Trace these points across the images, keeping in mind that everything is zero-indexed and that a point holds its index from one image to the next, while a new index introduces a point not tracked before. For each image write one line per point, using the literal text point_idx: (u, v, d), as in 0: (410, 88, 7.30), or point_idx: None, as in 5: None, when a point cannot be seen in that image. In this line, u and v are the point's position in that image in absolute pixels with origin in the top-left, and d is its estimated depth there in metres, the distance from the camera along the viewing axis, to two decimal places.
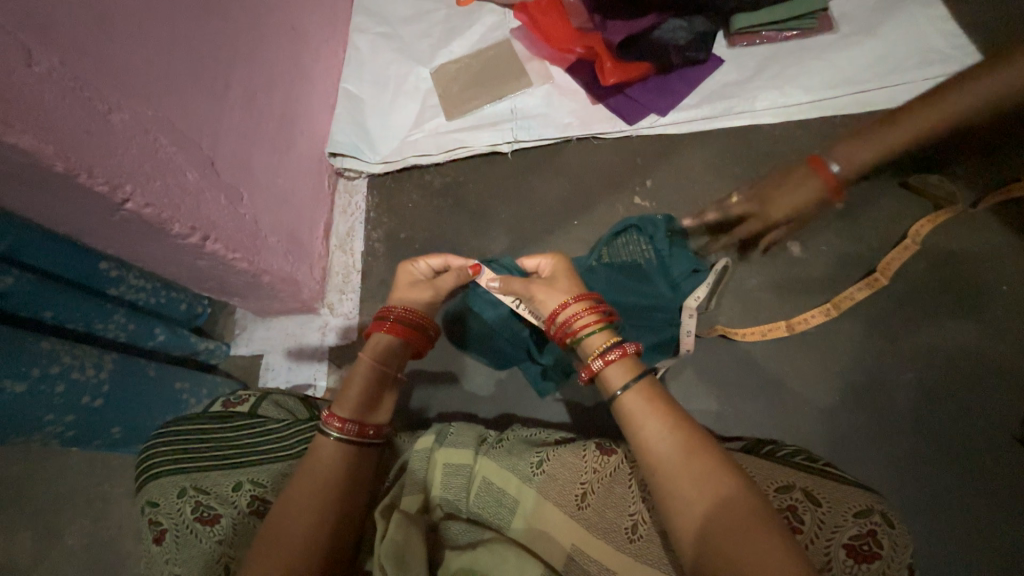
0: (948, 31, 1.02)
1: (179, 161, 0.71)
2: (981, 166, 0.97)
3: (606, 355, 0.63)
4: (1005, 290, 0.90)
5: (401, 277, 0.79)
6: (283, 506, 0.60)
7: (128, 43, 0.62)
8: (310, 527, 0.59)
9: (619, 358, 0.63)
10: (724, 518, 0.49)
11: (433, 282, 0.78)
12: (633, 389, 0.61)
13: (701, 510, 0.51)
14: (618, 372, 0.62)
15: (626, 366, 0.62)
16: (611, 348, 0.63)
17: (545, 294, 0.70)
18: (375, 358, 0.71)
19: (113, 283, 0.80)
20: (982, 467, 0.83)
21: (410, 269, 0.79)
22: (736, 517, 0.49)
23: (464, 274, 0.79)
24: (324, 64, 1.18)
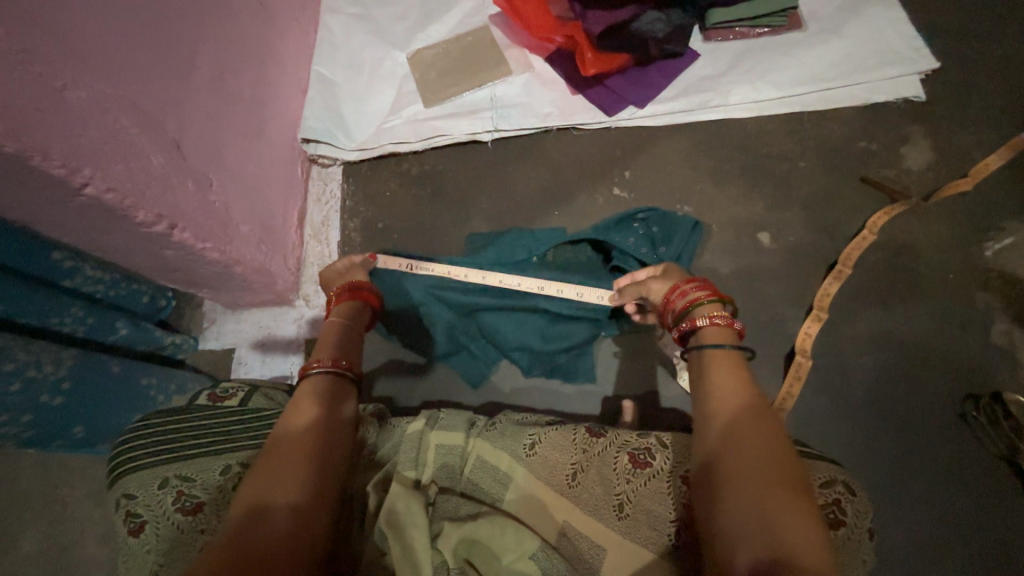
0: (906, 33, 1.07)
1: (143, 144, 0.67)
2: (932, 162, 1.03)
3: (715, 317, 0.70)
4: (952, 277, 0.97)
5: (329, 277, 0.91)
6: (277, 438, 0.62)
7: (82, 13, 0.57)
8: (293, 464, 0.59)
9: (723, 324, 0.69)
10: (767, 467, 0.51)
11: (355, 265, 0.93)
12: (725, 350, 0.66)
13: (754, 468, 0.51)
14: (718, 333, 0.68)
15: (726, 332, 0.69)
16: (719, 315, 0.70)
17: (661, 282, 0.81)
18: (334, 318, 0.82)
19: (69, 274, 0.75)
20: (928, 440, 0.90)
21: (332, 268, 0.93)
22: (778, 470, 0.51)
23: (369, 263, 0.95)
24: (294, 44, 1.13)
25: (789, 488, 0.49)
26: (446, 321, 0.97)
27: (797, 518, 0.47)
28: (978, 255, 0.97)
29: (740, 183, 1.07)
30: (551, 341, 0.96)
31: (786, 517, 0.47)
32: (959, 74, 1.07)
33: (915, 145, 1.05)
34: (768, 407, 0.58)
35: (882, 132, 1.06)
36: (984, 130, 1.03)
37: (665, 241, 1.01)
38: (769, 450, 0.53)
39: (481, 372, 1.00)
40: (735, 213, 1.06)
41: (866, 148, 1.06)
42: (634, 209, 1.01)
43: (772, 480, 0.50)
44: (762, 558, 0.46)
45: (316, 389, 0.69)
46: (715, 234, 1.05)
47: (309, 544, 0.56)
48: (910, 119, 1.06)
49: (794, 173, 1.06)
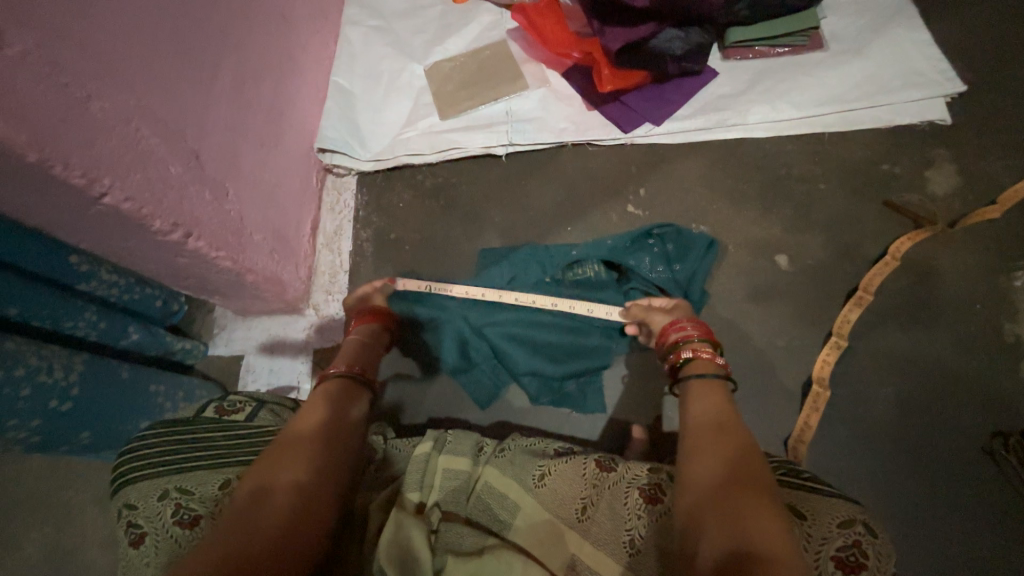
0: (931, 55, 1.05)
1: (162, 153, 0.67)
2: (958, 187, 1.01)
3: (700, 351, 0.74)
4: (979, 307, 0.93)
5: (349, 301, 0.95)
6: (291, 427, 0.64)
7: (110, 26, 0.58)
8: (302, 450, 0.60)
9: (709, 358, 0.73)
10: (741, 476, 0.54)
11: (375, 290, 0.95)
12: (711, 380, 0.70)
13: (721, 479, 0.54)
14: (701, 365, 0.72)
15: (712, 365, 0.72)
16: (707, 350, 0.74)
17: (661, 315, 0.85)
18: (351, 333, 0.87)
19: (85, 278, 0.76)
20: (953, 478, 0.86)
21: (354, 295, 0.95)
22: (750, 480, 0.53)
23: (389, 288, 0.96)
24: (315, 55, 1.15)
25: (758, 498, 0.51)
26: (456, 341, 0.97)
27: (765, 524, 0.48)
28: (1005, 285, 0.94)
29: (758, 203, 1.05)
30: (559, 366, 0.94)
31: (754, 521, 0.49)
32: (986, 98, 1.04)
33: (940, 169, 1.02)
34: (740, 422, 0.62)
35: (906, 155, 1.04)
36: (1013, 156, 1.01)
37: (679, 259, 0.99)
38: (738, 462, 0.56)
39: (490, 395, 0.98)
40: (752, 234, 1.03)
41: (889, 171, 1.03)
42: (649, 226, 1.00)
43: (743, 488, 0.52)
44: (724, 557, 0.47)
45: (330, 394, 0.72)
46: (731, 255, 1.03)
47: (307, 532, 0.54)
48: (935, 143, 1.03)
49: (813, 195, 1.04)
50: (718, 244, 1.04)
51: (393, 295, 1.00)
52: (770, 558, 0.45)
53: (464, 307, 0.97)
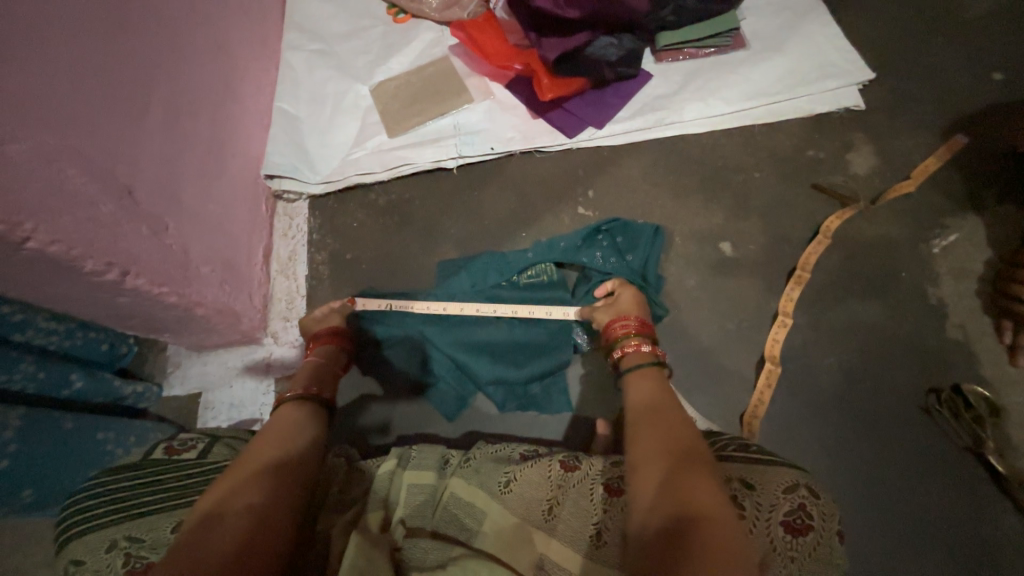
0: (841, 48, 1.14)
1: (92, 193, 0.66)
2: (876, 167, 1.09)
3: (629, 346, 0.80)
4: (905, 275, 1.00)
5: (305, 326, 0.94)
6: (245, 455, 0.64)
7: (25, 67, 0.57)
8: (263, 470, 0.61)
9: (637, 351, 0.79)
10: (683, 447, 0.60)
11: (331, 311, 0.95)
12: (642, 371, 0.76)
13: (668, 451, 0.60)
14: (632, 360, 0.79)
15: (642, 357, 0.78)
16: (634, 343, 0.80)
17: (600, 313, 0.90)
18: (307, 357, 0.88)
19: (19, 328, 0.72)
20: (898, 437, 0.92)
21: (310, 318, 0.94)
22: (692, 450, 0.59)
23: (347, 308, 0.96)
24: (255, 82, 1.14)
25: (700, 466, 0.57)
26: (421, 354, 0.98)
27: (708, 488, 0.54)
28: (926, 253, 1.01)
29: (699, 196, 1.10)
30: (521, 369, 0.95)
31: (699, 486, 0.54)
32: (892, 84, 1.14)
33: (859, 151, 1.10)
34: (679, 404, 0.69)
35: (828, 141, 1.11)
36: (920, 135, 1.10)
37: (631, 249, 1.03)
38: (681, 436, 0.62)
39: (458, 405, 0.98)
40: (696, 224, 1.08)
41: (814, 156, 1.10)
42: (598, 222, 1.03)
43: (686, 458, 0.58)
44: (675, 523, 0.51)
45: (291, 420, 0.71)
46: (679, 246, 1.07)
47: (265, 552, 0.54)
48: (852, 127, 1.11)
49: (749, 184, 1.10)
50: (665, 236, 1.08)
51: (353, 316, 1.00)
52: (712, 517, 0.51)
53: (426, 322, 0.98)
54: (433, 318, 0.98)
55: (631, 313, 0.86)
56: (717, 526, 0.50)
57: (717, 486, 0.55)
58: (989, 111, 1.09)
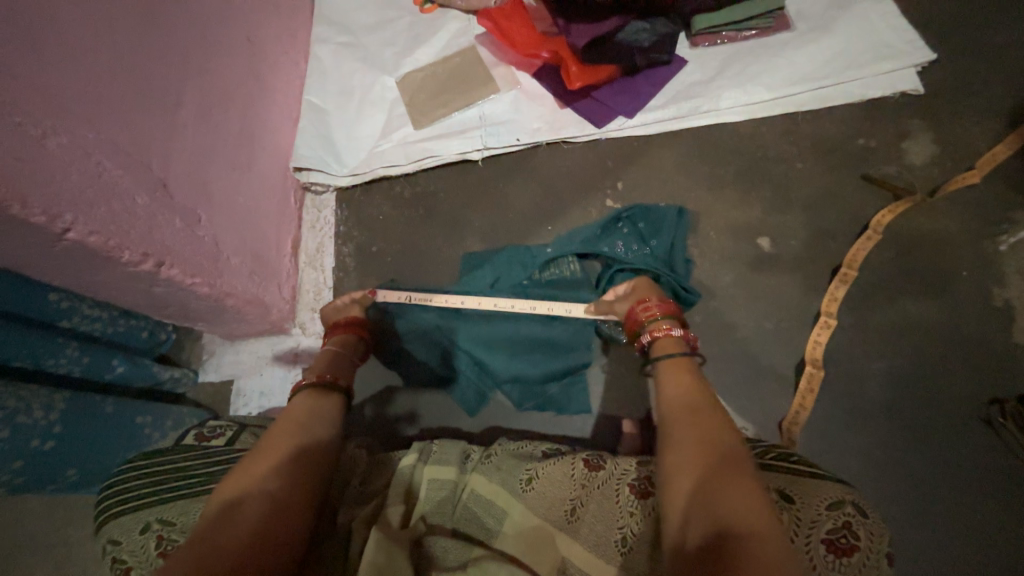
0: (899, 27, 1.05)
1: (127, 185, 0.67)
2: (936, 156, 1.00)
3: (661, 330, 0.77)
4: (966, 275, 0.92)
5: (325, 313, 0.95)
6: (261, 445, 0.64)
7: (63, 62, 0.58)
8: (278, 458, 0.62)
9: (670, 335, 0.76)
10: (717, 450, 0.57)
11: (352, 301, 0.95)
12: (678, 358, 0.73)
13: (700, 454, 0.57)
14: (667, 344, 0.75)
15: (676, 342, 0.75)
16: (666, 327, 0.77)
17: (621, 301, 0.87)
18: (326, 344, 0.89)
19: (66, 315, 0.75)
20: (953, 449, 0.85)
21: (332, 305, 0.95)
22: (725, 453, 0.56)
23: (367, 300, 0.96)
24: (285, 76, 1.15)
25: (736, 470, 0.54)
26: (440, 349, 0.97)
27: (745, 496, 0.51)
28: (991, 250, 0.93)
29: (736, 188, 1.05)
30: (541, 365, 0.94)
31: (735, 496, 0.51)
32: (957, 65, 1.04)
33: (916, 140, 1.01)
34: (713, 401, 0.65)
35: (880, 128, 1.03)
36: (988, 121, 1.00)
37: (654, 235, 1.00)
38: (715, 438, 0.58)
39: (477, 401, 0.97)
40: (733, 218, 1.03)
41: (865, 145, 1.03)
42: (617, 211, 1.02)
43: (720, 462, 0.55)
44: (710, 536, 0.49)
45: (309, 406, 0.72)
46: (713, 242, 1.02)
47: (281, 538, 0.55)
48: (909, 113, 1.03)
49: (791, 175, 1.04)
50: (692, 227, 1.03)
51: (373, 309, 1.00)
52: (750, 530, 0.48)
53: (446, 316, 0.97)
54: (452, 312, 0.97)
55: (656, 296, 0.83)
56: (755, 540, 0.47)
57: (755, 493, 0.51)
58: None
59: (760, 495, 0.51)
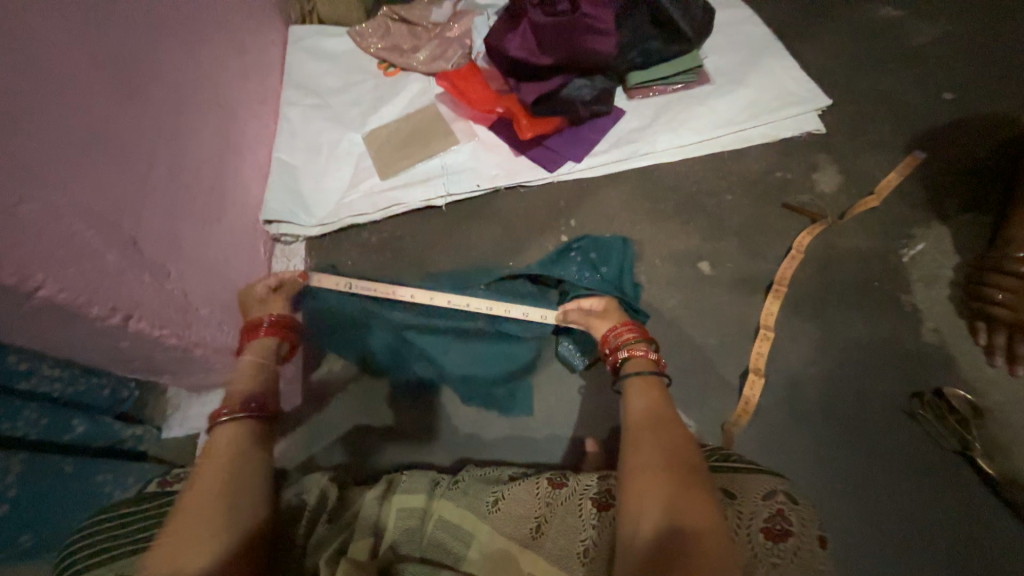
0: (799, 78, 1.23)
1: (98, 244, 0.71)
2: (842, 184, 1.14)
3: (636, 350, 0.80)
4: (880, 284, 1.04)
5: (244, 300, 0.91)
6: (181, 508, 0.62)
7: (41, 136, 0.63)
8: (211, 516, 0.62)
9: (644, 355, 0.79)
10: (675, 458, 0.61)
11: (280, 293, 0.95)
12: (649, 376, 0.75)
13: (659, 461, 0.60)
14: (639, 363, 0.78)
15: (647, 362, 0.78)
16: (642, 348, 0.80)
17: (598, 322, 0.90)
18: (257, 356, 0.85)
19: (25, 377, 0.74)
20: (889, 444, 0.93)
21: (251, 292, 0.92)
22: (684, 461, 0.60)
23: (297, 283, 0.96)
24: (255, 136, 1.22)
25: (691, 478, 0.58)
26: (391, 349, 1.02)
27: (698, 500, 0.56)
28: (897, 261, 1.05)
29: (675, 219, 1.16)
30: (493, 367, 1.01)
31: (689, 500, 0.55)
32: (849, 107, 1.22)
33: (824, 171, 1.16)
34: (674, 414, 0.69)
35: (793, 162, 1.18)
36: (881, 153, 1.16)
37: (604, 264, 1.08)
38: (674, 448, 0.62)
39: (421, 395, 1.03)
40: (675, 247, 1.13)
41: (782, 178, 1.17)
42: (570, 240, 1.11)
43: (677, 470, 0.59)
44: (662, 534, 0.53)
45: (232, 445, 0.71)
46: (659, 268, 1.11)
47: None
48: (816, 149, 1.18)
49: (722, 206, 1.16)
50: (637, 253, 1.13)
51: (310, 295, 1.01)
52: (698, 531, 0.53)
53: (395, 313, 1.01)
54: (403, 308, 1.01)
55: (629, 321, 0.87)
56: (702, 539, 0.52)
57: (706, 498, 0.56)
58: (941, 127, 1.16)
59: (710, 499, 0.56)
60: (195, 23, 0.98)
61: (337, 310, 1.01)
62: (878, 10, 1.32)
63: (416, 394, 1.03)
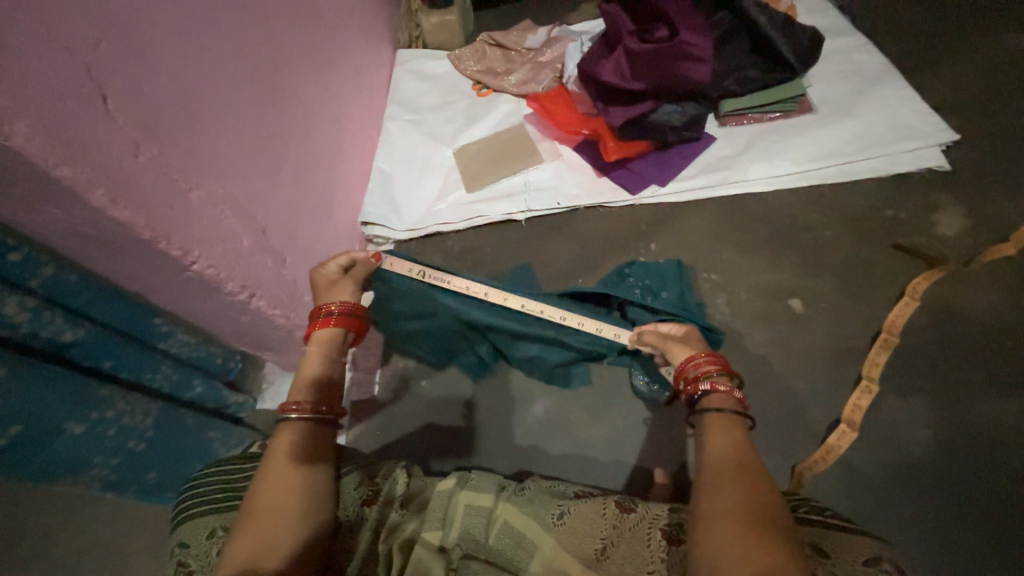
0: (919, 110, 1.13)
1: (237, 230, 0.82)
2: (968, 228, 1.03)
3: (719, 385, 0.71)
4: (1012, 344, 0.91)
5: (314, 279, 0.84)
6: (258, 498, 0.64)
7: (209, 136, 0.75)
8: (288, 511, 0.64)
9: (727, 392, 0.71)
10: (756, 509, 0.56)
11: (348, 275, 0.86)
12: (729, 416, 0.68)
13: (737, 510, 0.56)
14: (722, 400, 0.70)
15: (730, 400, 0.70)
16: (725, 383, 0.72)
17: (678, 348, 0.79)
18: (324, 347, 0.80)
19: (164, 337, 0.86)
20: (1017, 530, 0.80)
21: (323, 271, 0.86)
22: (766, 513, 0.55)
23: (372, 265, 0.89)
24: (363, 146, 1.35)
25: (775, 532, 0.53)
26: (456, 332, 1.00)
27: (783, 557, 0.51)
28: None
29: (766, 252, 1.10)
30: (559, 353, 0.98)
31: (773, 557, 0.51)
32: (980, 144, 1.10)
33: (946, 212, 1.05)
34: (754, 457, 0.63)
35: (908, 200, 1.08)
36: (1019, 196, 1.03)
37: (662, 288, 1.05)
38: (754, 498, 0.57)
39: (481, 367, 1.07)
40: (763, 280, 1.07)
41: (894, 216, 1.07)
42: (622, 265, 1.09)
43: (758, 522, 0.54)
44: None
45: (303, 438, 0.71)
46: (743, 301, 1.06)
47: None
48: (937, 187, 1.07)
49: (820, 242, 1.08)
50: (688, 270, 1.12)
51: (378, 277, 0.93)
52: None
53: (464, 305, 0.94)
54: (475, 303, 0.95)
55: (708, 351, 0.78)
56: None
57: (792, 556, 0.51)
58: None
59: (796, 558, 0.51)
60: (324, 47, 1.12)
61: (406, 296, 0.96)
62: (1019, 40, 1.20)
63: (483, 399, 1.06)
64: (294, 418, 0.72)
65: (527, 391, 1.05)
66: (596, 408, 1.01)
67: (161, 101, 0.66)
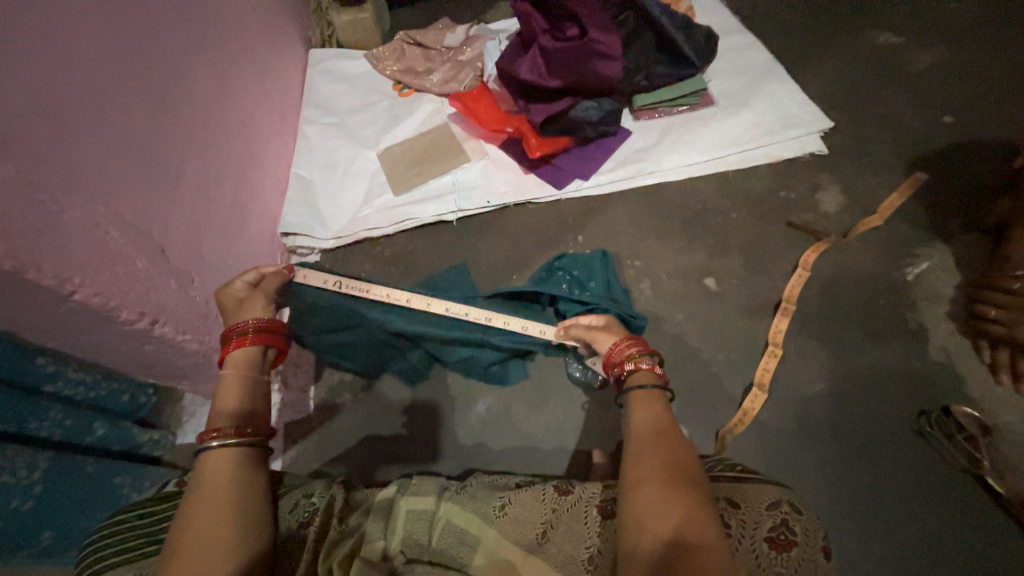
0: (800, 102, 1.27)
1: (129, 251, 0.74)
2: (845, 204, 1.17)
3: (640, 363, 0.76)
4: (884, 302, 1.05)
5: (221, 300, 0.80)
6: (183, 534, 0.59)
7: (83, 151, 0.68)
8: (221, 540, 0.59)
9: (648, 369, 0.76)
10: (677, 470, 0.61)
11: (257, 291, 0.82)
12: (650, 390, 0.73)
13: (659, 472, 0.60)
14: (644, 377, 0.75)
15: (652, 376, 0.75)
16: (646, 360, 0.77)
17: (603, 334, 0.85)
18: (242, 369, 0.76)
19: (51, 378, 0.77)
20: (896, 461, 0.93)
21: (230, 290, 0.81)
22: (685, 472, 0.60)
23: (284, 275, 0.87)
24: (275, 153, 1.27)
25: (691, 488, 0.59)
26: (384, 343, 0.98)
27: (699, 511, 0.56)
28: (902, 280, 1.07)
29: (681, 236, 1.18)
30: (491, 352, 0.99)
31: (690, 511, 0.56)
32: (850, 130, 1.25)
33: (827, 191, 1.19)
34: (674, 424, 0.68)
35: (797, 182, 1.21)
36: (882, 173, 1.19)
37: (589, 279, 1.10)
38: (675, 460, 0.62)
39: (418, 373, 1.05)
40: (681, 263, 1.15)
41: (786, 197, 1.19)
42: (552, 259, 1.12)
43: (677, 481, 0.59)
44: (663, 546, 0.54)
45: (229, 463, 0.67)
46: (665, 283, 1.13)
47: None
48: (818, 169, 1.21)
49: (727, 224, 1.18)
50: (614, 259, 1.17)
51: (292, 292, 0.92)
52: (699, 543, 0.53)
53: (385, 313, 0.93)
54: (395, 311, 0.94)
55: (629, 335, 0.83)
56: (704, 551, 0.52)
57: (706, 508, 0.57)
58: (944, 149, 1.19)
59: (710, 509, 0.57)
60: (224, 47, 1.04)
61: (322, 309, 0.93)
62: (876, 37, 1.37)
63: (425, 404, 1.05)
64: (218, 446, 0.67)
65: (469, 391, 1.05)
66: (537, 399, 1.03)
67: (18, 114, 0.58)
